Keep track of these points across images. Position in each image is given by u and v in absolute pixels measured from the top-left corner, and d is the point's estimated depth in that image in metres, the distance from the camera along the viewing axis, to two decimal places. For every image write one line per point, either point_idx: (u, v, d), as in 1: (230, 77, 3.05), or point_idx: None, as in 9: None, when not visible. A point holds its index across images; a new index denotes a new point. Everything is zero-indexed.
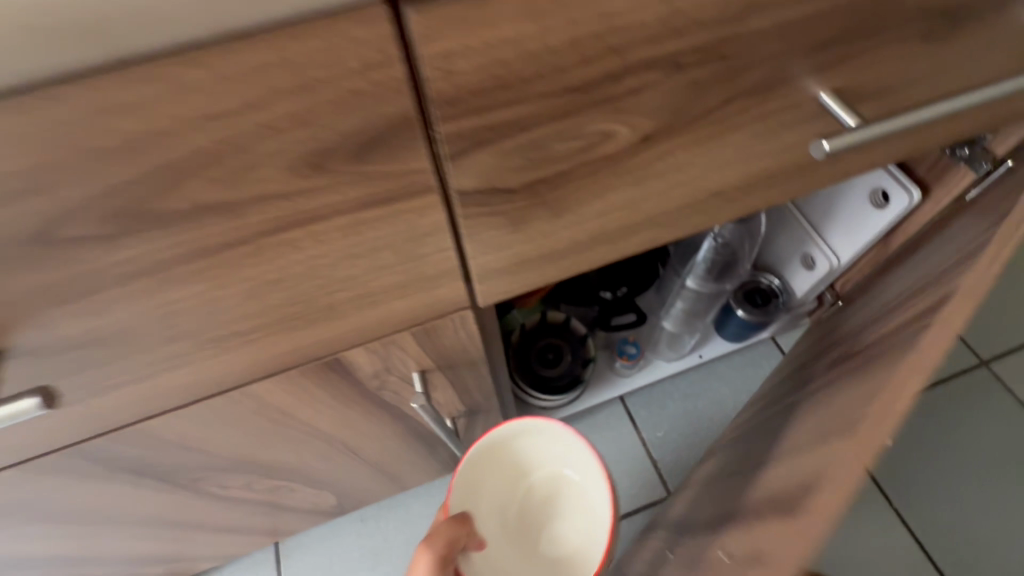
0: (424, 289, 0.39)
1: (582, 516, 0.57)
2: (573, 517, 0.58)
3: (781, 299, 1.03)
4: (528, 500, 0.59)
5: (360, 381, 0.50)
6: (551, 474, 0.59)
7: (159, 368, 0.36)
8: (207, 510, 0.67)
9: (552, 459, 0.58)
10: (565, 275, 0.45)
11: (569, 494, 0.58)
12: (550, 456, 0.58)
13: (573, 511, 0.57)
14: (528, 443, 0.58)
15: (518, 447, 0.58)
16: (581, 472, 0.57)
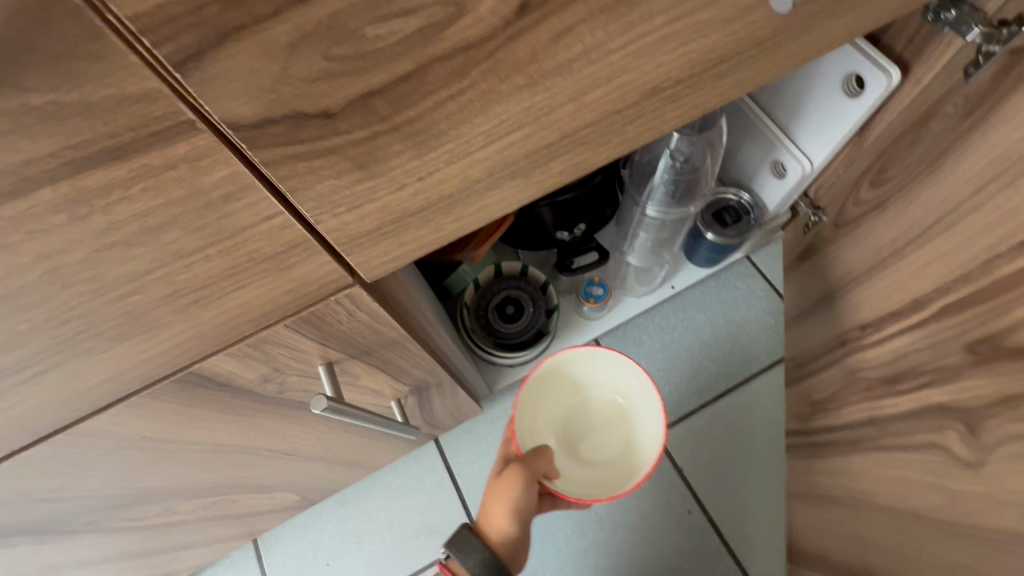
0: (272, 273, 0.29)
1: (632, 431, 0.63)
2: (621, 433, 0.64)
3: (753, 216, 0.95)
4: (577, 422, 0.65)
5: (249, 390, 0.41)
6: (602, 394, 0.65)
7: None
8: (131, 539, 0.59)
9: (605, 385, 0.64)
10: (472, 226, 0.35)
11: (618, 414, 0.64)
12: (600, 379, 0.64)
13: (621, 428, 0.64)
14: (582, 372, 0.64)
15: (574, 374, 0.64)
16: (630, 392, 0.63)
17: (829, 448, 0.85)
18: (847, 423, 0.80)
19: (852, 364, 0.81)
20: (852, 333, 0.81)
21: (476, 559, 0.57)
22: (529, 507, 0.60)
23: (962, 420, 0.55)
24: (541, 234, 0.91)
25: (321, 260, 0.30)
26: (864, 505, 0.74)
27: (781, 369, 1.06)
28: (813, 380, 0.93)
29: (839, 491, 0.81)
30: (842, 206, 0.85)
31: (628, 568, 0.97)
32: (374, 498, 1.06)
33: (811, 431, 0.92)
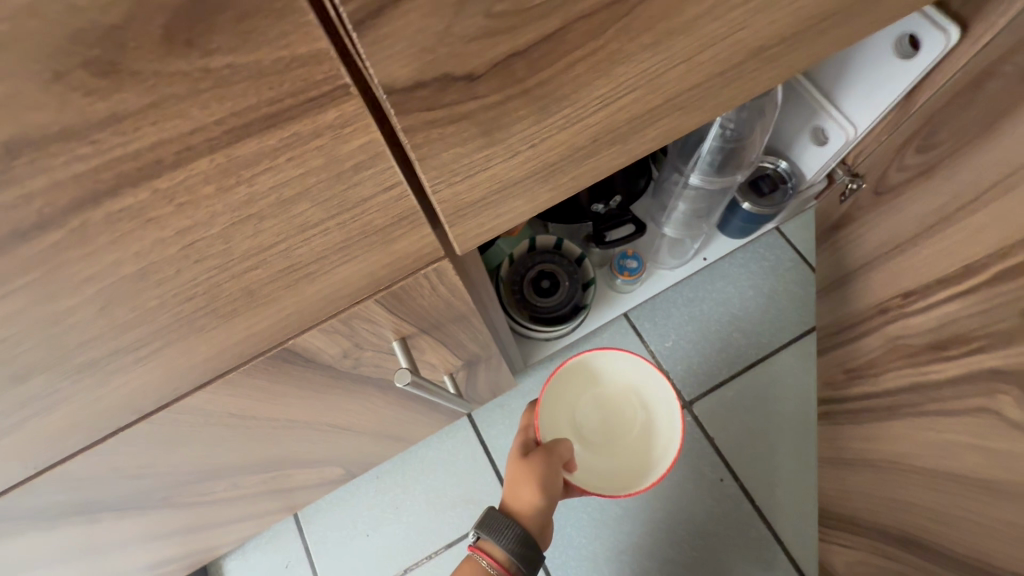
0: (378, 247, 0.29)
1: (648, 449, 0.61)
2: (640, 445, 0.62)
3: (790, 184, 0.93)
4: (591, 419, 0.64)
5: (328, 366, 0.41)
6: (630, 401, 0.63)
7: (29, 406, 0.26)
8: (194, 513, 0.60)
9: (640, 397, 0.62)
10: (563, 196, 0.34)
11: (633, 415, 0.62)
12: (617, 375, 0.63)
13: (636, 427, 0.62)
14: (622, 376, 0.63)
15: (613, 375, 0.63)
16: (646, 391, 0.62)
17: (862, 415, 0.86)
18: (883, 390, 0.81)
19: (891, 332, 0.80)
20: (892, 300, 0.81)
21: (511, 537, 0.56)
22: (556, 487, 0.59)
23: (1014, 381, 0.55)
24: (575, 207, 0.89)
25: (423, 231, 0.29)
26: (896, 469, 0.74)
27: (812, 337, 1.05)
28: (847, 348, 0.93)
29: (870, 455, 0.82)
30: (884, 171, 0.84)
31: (660, 533, 0.98)
32: (410, 472, 1.08)
33: (843, 399, 0.92)
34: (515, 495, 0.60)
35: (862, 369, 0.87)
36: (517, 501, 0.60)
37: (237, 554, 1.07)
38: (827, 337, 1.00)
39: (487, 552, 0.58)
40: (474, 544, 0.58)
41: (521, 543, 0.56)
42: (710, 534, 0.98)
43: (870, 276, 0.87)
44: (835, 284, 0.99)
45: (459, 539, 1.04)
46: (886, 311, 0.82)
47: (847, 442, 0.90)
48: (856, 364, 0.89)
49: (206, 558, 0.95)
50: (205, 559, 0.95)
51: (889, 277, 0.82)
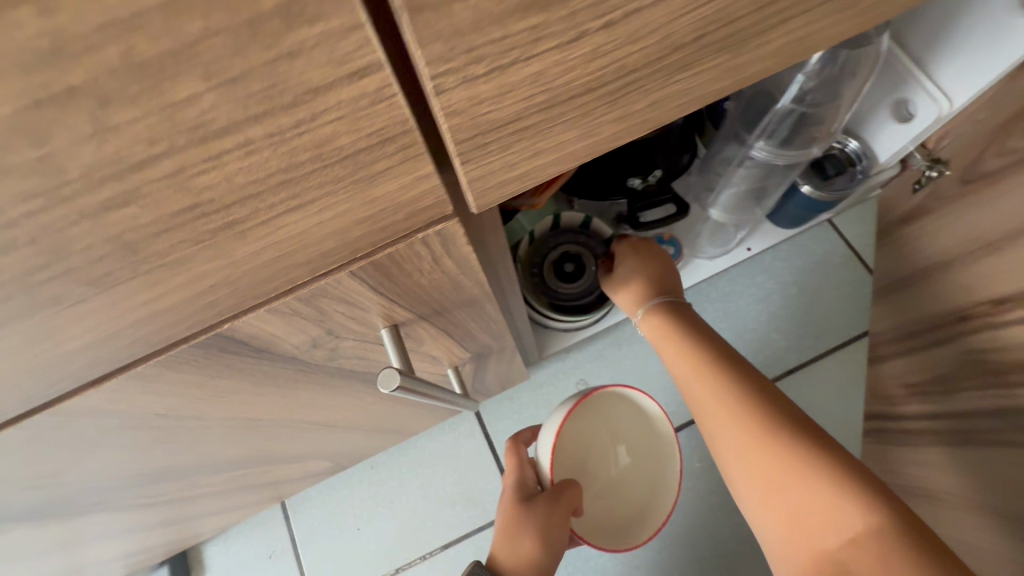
0: (347, 188, 0.18)
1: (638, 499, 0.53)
2: (629, 495, 0.54)
3: (859, 167, 0.79)
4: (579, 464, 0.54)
5: (292, 357, 0.31)
6: (627, 445, 0.54)
7: None
8: (150, 512, 0.51)
9: (638, 442, 0.54)
10: (632, 136, 0.23)
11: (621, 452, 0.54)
12: (621, 415, 0.53)
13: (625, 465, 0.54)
14: (622, 414, 0.53)
15: (615, 413, 0.53)
16: (632, 424, 0.53)
17: (925, 438, 0.75)
18: (957, 411, 0.70)
19: (975, 344, 0.68)
20: (977, 307, 0.68)
21: None
22: (559, 539, 0.52)
23: None
24: (609, 182, 0.77)
25: (417, 165, 0.19)
26: (989, 508, 0.64)
27: (862, 344, 0.93)
28: (909, 360, 0.81)
29: (944, 487, 0.71)
30: (979, 155, 0.70)
31: (678, 549, 0.89)
32: (407, 464, 1.00)
33: (900, 416, 0.81)
34: (512, 546, 0.53)
35: (930, 387, 0.75)
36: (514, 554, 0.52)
37: (219, 541, 0.99)
38: (883, 345, 0.88)
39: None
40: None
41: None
42: (737, 554, 0.88)
43: (947, 276, 0.74)
44: (897, 286, 0.87)
45: (457, 540, 0.96)
46: (971, 320, 0.68)
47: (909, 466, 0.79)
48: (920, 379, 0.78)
49: (182, 544, 0.87)
50: (181, 546, 0.87)
51: (974, 284, 0.69)
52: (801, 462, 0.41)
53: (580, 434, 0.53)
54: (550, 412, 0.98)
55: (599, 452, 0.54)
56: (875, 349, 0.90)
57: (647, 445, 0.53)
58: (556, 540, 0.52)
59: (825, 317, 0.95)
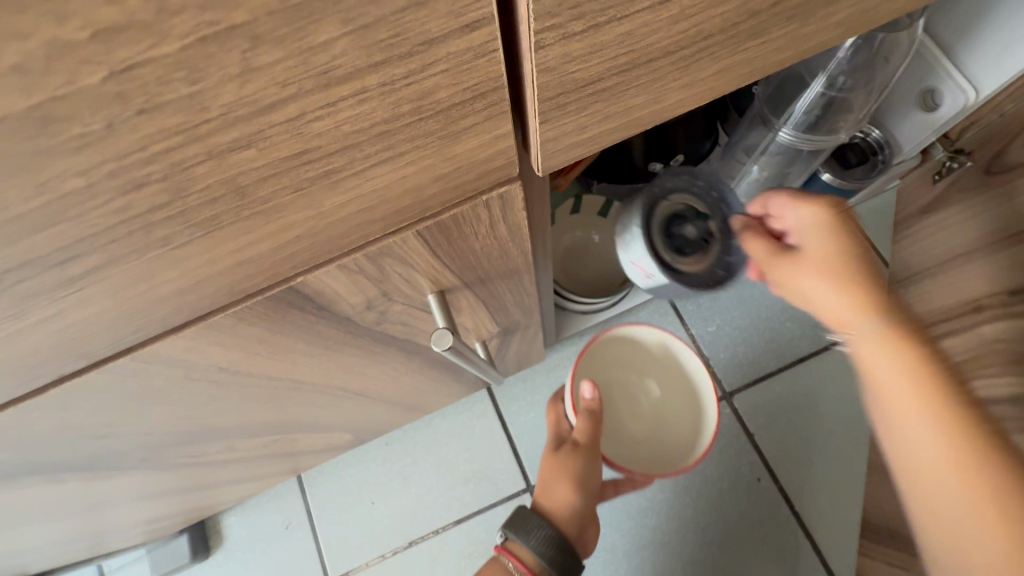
0: (434, 143, 0.19)
1: (679, 431, 0.57)
2: (669, 430, 0.57)
3: (881, 157, 0.78)
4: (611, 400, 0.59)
5: (345, 319, 0.32)
6: (655, 382, 0.57)
7: None
8: (185, 473, 0.53)
9: (665, 376, 0.57)
10: (692, 105, 0.24)
11: (650, 389, 0.57)
12: (642, 352, 0.57)
13: (659, 402, 0.57)
14: (643, 351, 0.57)
15: (636, 353, 0.57)
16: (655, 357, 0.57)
17: None
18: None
19: (982, 334, 0.68)
20: (988, 299, 0.68)
21: (537, 538, 0.51)
22: (593, 479, 0.56)
23: None
24: (631, 167, 0.78)
25: (500, 124, 0.20)
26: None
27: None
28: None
29: None
30: (1004, 147, 0.70)
31: (687, 529, 0.91)
32: (421, 441, 1.02)
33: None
34: (548, 491, 0.56)
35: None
36: (552, 497, 0.55)
37: (237, 511, 1.02)
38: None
39: (513, 553, 0.52)
40: (500, 545, 0.52)
41: (555, 544, 0.51)
42: (744, 536, 0.90)
43: (963, 267, 0.74)
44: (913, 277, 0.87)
45: (470, 516, 0.98)
46: (977, 311, 0.69)
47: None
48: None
49: (203, 513, 0.89)
50: (202, 513, 0.89)
51: (984, 274, 0.70)
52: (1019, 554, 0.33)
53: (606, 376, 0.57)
54: None
55: (632, 391, 0.58)
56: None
57: (672, 377, 0.57)
58: (590, 478, 0.56)
59: None
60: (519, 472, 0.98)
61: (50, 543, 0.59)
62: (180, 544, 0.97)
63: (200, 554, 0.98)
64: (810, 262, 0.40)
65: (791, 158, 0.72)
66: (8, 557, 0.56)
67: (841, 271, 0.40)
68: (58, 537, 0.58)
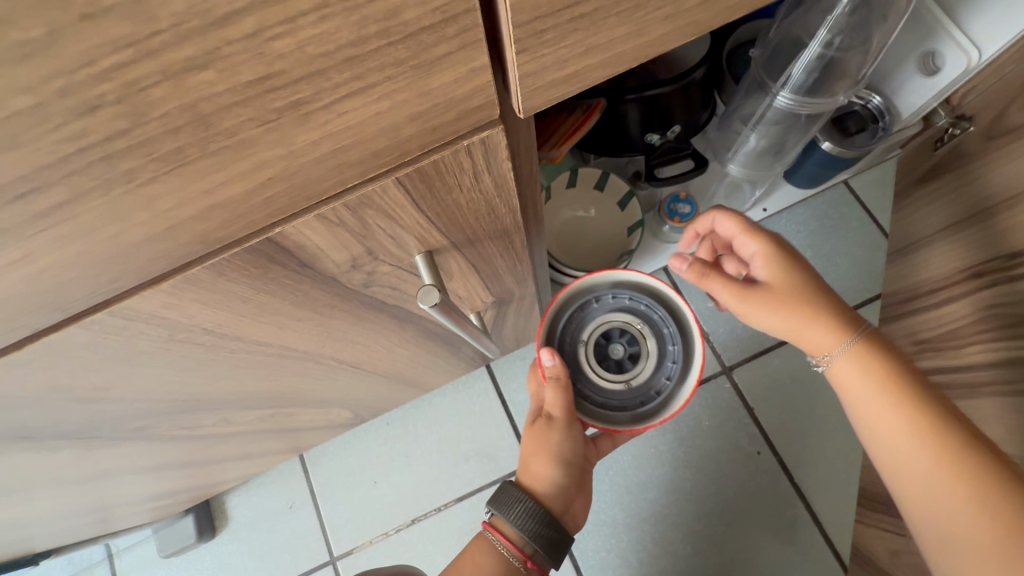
0: (406, 75, 0.19)
1: None
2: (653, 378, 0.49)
3: (882, 124, 0.77)
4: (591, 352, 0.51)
5: (331, 278, 0.31)
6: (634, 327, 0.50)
7: None
8: (181, 447, 0.53)
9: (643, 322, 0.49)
10: (677, 41, 0.23)
11: None
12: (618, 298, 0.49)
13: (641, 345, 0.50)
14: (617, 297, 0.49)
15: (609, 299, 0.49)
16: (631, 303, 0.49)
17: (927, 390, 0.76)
18: (964, 365, 0.70)
19: (982, 300, 0.68)
20: (987, 264, 0.69)
21: (519, 512, 0.51)
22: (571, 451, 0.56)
23: None
24: (626, 137, 0.77)
25: (475, 54, 0.19)
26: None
27: (874, 307, 0.92)
28: (919, 317, 0.81)
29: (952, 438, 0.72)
30: (1004, 109, 0.69)
31: (686, 502, 0.91)
32: (422, 420, 1.02)
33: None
34: (528, 465, 0.57)
35: (940, 341, 0.75)
36: (531, 472, 0.55)
37: (241, 491, 1.03)
38: (895, 306, 0.87)
39: (499, 530, 0.52)
40: (486, 522, 0.52)
41: (536, 518, 0.51)
42: (744, 508, 0.90)
43: (970, 231, 0.73)
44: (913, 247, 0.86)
45: (471, 494, 0.98)
46: (981, 276, 0.69)
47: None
48: (930, 336, 0.77)
49: (206, 492, 0.90)
50: (208, 492, 0.90)
51: (993, 236, 0.68)
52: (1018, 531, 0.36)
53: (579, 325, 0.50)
54: None
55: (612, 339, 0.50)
56: (886, 310, 0.89)
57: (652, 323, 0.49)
58: (570, 451, 0.56)
59: (838, 279, 0.94)
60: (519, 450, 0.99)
61: (52, 518, 0.59)
62: (186, 524, 0.98)
63: (206, 534, 0.99)
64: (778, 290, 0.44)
65: (790, 125, 0.70)
66: (11, 531, 0.56)
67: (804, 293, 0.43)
68: (59, 512, 0.58)
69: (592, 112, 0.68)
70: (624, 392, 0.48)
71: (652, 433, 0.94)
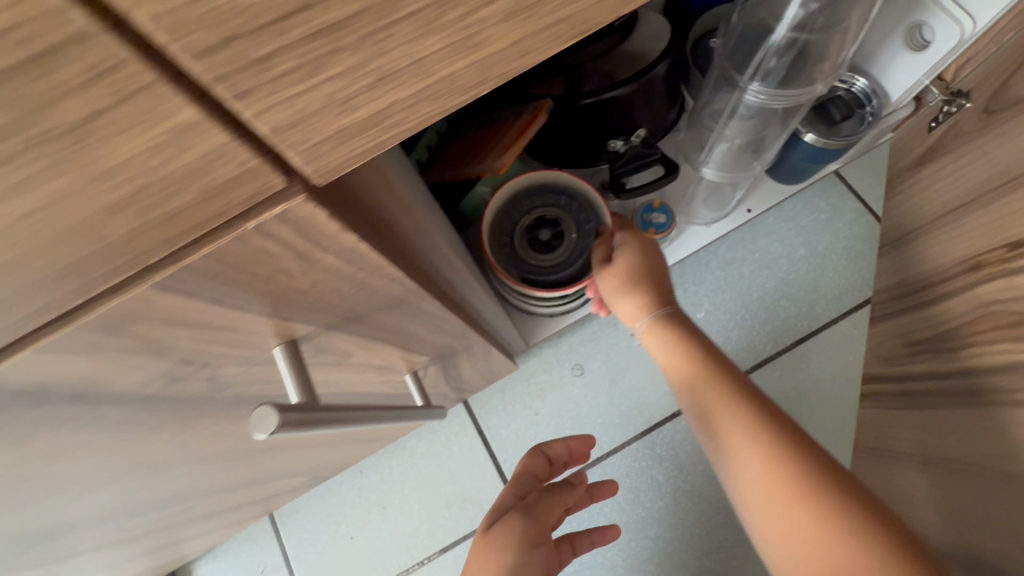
0: (39, 151, 0.11)
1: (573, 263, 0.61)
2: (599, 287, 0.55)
3: (869, 108, 0.69)
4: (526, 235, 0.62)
5: (150, 397, 0.23)
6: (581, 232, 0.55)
7: None
8: (75, 556, 0.45)
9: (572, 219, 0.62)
10: (544, 54, 0.15)
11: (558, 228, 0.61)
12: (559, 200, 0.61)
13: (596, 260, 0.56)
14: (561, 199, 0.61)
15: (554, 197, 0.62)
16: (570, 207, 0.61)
17: (920, 398, 0.65)
18: (962, 369, 0.59)
19: (987, 295, 0.57)
20: (992, 253, 0.57)
21: None
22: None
23: None
24: (585, 145, 0.69)
25: (167, 107, 0.11)
26: (989, 473, 0.53)
27: (862, 315, 0.83)
28: (914, 316, 0.70)
29: (939, 451, 0.60)
30: (1006, 80, 0.60)
31: (690, 538, 0.83)
32: (398, 466, 0.94)
33: (900, 377, 0.71)
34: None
35: (937, 343, 0.64)
36: None
37: (209, 558, 0.95)
38: (887, 305, 0.78)
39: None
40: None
41: None
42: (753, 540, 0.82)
43: (967, 219, 0.63)
44: (905, 239, 0.77)
45: (457, 543, 0.90)
46: (986, 268, 0.57)
47: (900, 429, 0.68)
48: (927, 338, 0.66)
49: (162, 567, 0.82)
50: (172, 562, 0.83)
51: (993, 226, 0.57)
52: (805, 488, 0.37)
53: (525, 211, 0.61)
54: (544, 403, 0.92)
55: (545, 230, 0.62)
56: (879, 309, 0.80)
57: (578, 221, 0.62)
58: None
59: (834, 278, 0.85)
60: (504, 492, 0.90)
61: None
62: None
63: None
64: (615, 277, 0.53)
65: (765, 119, 0.62)
66: None
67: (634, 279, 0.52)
68: None
69: (538, 114, 0.58)
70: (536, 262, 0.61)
71: (646, 462, 0.86)
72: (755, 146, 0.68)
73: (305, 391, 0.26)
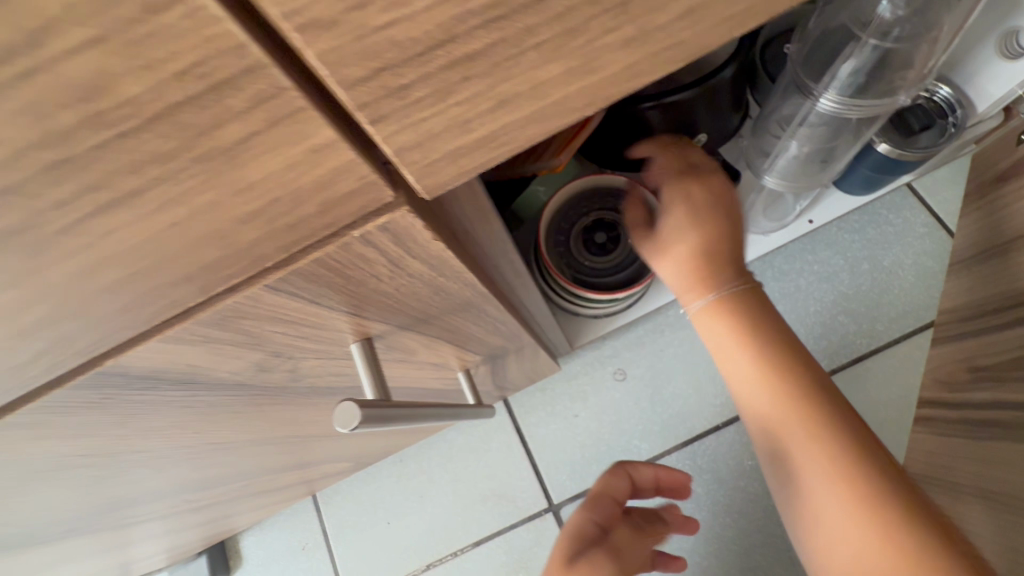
0: (192, 172, 0.12)
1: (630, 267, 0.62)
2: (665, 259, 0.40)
3: (952, 119, 0.65)
4: (579, 239, 0.62)
5: (239, 385, 0.25)
6: None
7: None
8: (148, 518, 0.48)
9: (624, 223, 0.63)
10: (649, 78, 0.15)
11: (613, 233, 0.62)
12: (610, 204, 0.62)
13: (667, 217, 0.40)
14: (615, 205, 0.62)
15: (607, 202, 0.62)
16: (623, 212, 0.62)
17: (981, 429, 0.60)
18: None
19: None
20: None
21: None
22: None
23: None
24: None
25: (311, 131, 0.12)
26: None
27: (928, 336, 0.78)
28: (979, 339, 0.66)
29: (995, 487, 0.56)
30: None
31: (727, 555, 0.81)
32: (437, 457, 0.96)
33: (958, 404, 0.66)
34: None
35: (1003, 370, 0.59)
36: None
37: (256, 530, 0.99)
38: (951, 326, 0.74)
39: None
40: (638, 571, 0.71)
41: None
42: (795, 562, 0.78)
43: None
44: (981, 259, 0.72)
45: (489, 538, 0.91)
46: None
47: (956, 460, 0.63)
48: (991, 364, 0.62)
49: (213, 535, 0.87)
50: (223, 531, 0.88)
51: None
52: (910, 549, 0.32)
53: (578, 215, 0.62)
54: (584, 406, 0.91)
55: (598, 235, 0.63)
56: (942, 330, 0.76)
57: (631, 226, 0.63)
58: None
59: (899, 296, 0.80)
60: (539, 492, 0.91)
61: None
62: (199, 565, 0.95)
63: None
64: (676, 259, 0.40)
65: (838, 128, 0.59)
66: None
67: (697, 257, 0.39)
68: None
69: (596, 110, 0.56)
70: (591, 264, 0.62)
71: (685, 473, 0.85)
72: (825, 157, 0.65)
73: (381, 387, 0.27)
